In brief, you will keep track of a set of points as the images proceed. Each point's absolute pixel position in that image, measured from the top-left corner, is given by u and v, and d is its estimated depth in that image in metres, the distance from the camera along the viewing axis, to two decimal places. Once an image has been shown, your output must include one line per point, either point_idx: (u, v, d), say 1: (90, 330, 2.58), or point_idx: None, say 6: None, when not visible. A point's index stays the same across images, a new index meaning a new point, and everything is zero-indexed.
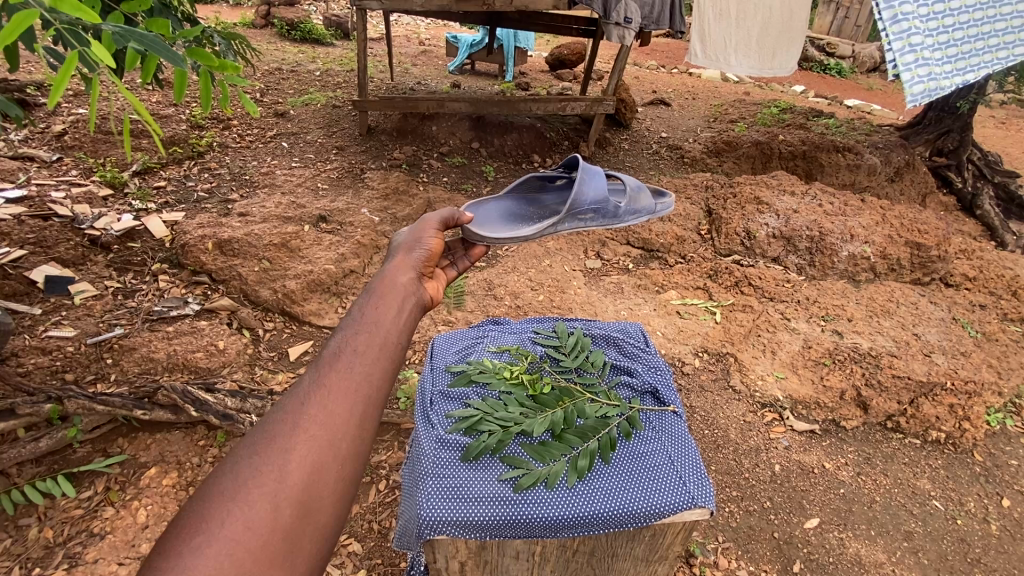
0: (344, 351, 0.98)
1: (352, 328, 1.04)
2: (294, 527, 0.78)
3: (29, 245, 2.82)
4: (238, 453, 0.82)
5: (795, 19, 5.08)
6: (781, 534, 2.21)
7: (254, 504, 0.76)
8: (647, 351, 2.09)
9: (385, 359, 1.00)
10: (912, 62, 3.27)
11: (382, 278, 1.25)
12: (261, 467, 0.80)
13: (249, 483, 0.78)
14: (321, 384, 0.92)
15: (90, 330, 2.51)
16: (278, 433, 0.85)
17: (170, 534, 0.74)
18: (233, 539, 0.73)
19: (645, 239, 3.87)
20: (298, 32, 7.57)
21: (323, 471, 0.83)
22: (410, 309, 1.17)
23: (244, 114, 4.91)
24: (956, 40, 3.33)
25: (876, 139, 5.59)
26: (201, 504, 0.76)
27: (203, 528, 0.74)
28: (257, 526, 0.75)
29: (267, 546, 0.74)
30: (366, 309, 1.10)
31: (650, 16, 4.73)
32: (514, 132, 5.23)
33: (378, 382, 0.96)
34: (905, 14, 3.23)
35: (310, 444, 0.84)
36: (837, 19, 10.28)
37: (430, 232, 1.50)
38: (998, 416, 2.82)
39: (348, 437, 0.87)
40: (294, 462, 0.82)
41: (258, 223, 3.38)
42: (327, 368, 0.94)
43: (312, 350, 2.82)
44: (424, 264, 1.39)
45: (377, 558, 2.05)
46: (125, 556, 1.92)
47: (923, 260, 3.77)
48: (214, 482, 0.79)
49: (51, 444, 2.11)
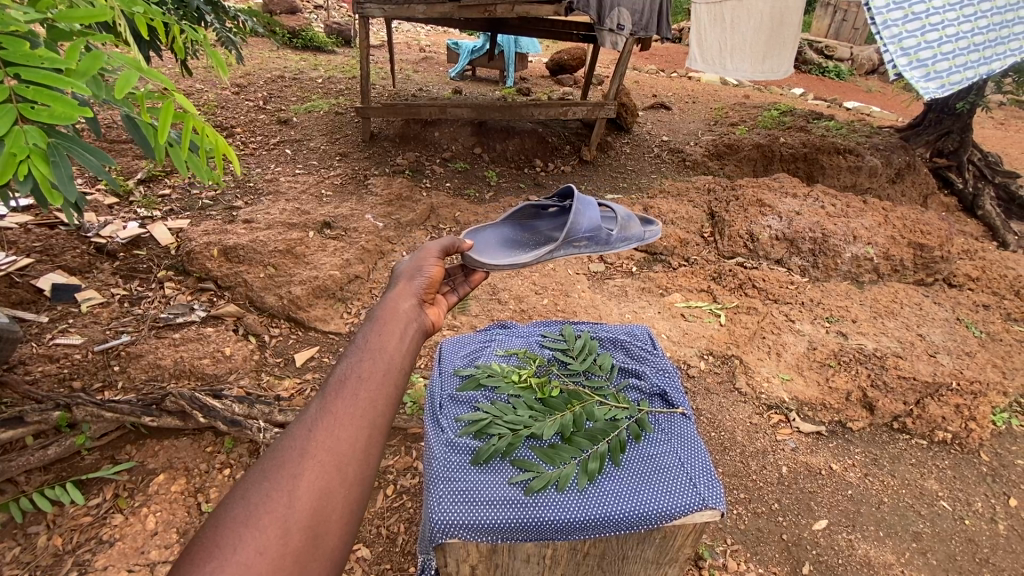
0: (350, 377, 0.99)
1: (358, 355, 1.05)
2: (303, 552, 0.78)
3: (36, 254, 2.85)
4: (248, 480, 0.83)
5: (785, 23, 5.16)
6: (790, 536, 2.21)
7: (266, 528, 0.77)
8: (655, 353, 2.09)
9: (389, 384, 1.01)
10: (906, 65, 3.45)
11: (385, 304, 1.27)
12: (271, 492, 0.81)
13: (259, 509, 0.79)
14: (327, 410, 0.92)
15: (97, 338, 2.52)
16: (287, 458, 0.86)
17: (183, 558, 0.74)
18: (245, 564, 0.74)
19: (648, 243, 3.90)
20: (300, 40, 7.63)
21: (330, 496, 0.84)
22: (413, 334, 1.18)
23: (247, 123, 4.95)
24: (949, 37, 3.40)
25: (877, 141, 5.59)
26: (213, 528, 0.77)
27: (215, 553, 0.74)
28: (267, 550, 0.76)
29: (278, 570, 0.75)
30: (371, 335, 1.11)
31: (638, 23, 4.64)
32: (516, 137, 5.26)
33: (384, 407, 0.97)
34: (894, 21, 3.48)
35: (318, 470, 0.85)
36: (835, 22, 10.31)
37: (433, 257, 1.50)
38: (1005, 416, 2.80)
39: (354, 462, 0.88)
40: (303, 488, 0.82)
41: (263, 229, 3.40)
42: (335, 395, 0.95)
43: (318, 357, 2.82)
44: (425, 291, 1.40)
45: (385, 563, 2.05)
46: (135, 563, 1.92)
47: (926, 261, 3.78)
48: (224, 506, 0.80)
49: (60, 452, 2.10)
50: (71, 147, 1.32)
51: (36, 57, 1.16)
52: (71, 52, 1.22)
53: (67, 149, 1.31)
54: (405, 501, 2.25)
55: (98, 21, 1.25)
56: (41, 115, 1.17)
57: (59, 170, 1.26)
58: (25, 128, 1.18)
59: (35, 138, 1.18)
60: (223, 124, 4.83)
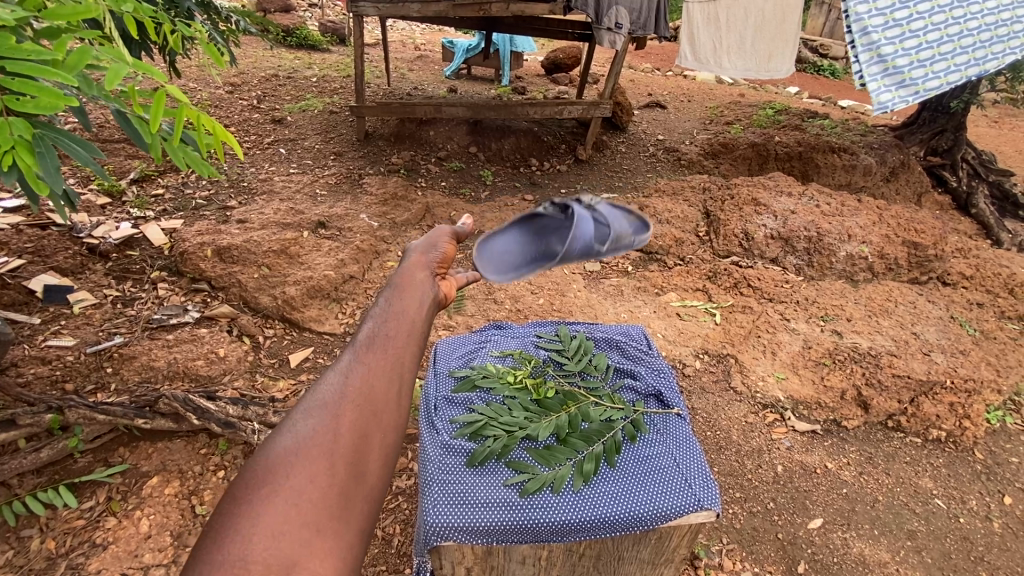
0: (379, 332, 1.04)
1: (384, 314, 1.09)
2: (349, 483, 0.82)
3: (27, 255, 2.83)
4: (291, 421, 0.87)
5: (787, 21, 5.05)
6: (785, 535, 2.21)
7: (312, 461, 0.81)
8: (651, 353, 2.09)
9: (415, 340, 1.05)
10: (879, 73, 3.47)
11: (404, 271, 1.31)
12: (315, 430, 0.85)
13: (306, 446, 0.83)
14: (360, 362, 0.97)
15: (89, 339, 2.50)
16: (326, 402, 0.90)
17: (236, 490, 0.78)
18: (297, 493, 0.78)
19: (644, 242, 3.91)
20: (295, 39, 7.59)
21: (370, 436, 0.88)
22: (434, 298, 1.23)
23: (241, 122, 4.92)
24: (929, 43, 3.40)
25: (871, 140, 5.60)
26: (262, 464, 0.81)
27: (267, 483, 0.78)
28: (316, 480, 0.80)
29: (327, 500, 0.79)
30: (394, 297, 1.16)
31: (637, 22, 4.66)
32: (512, 136, 5.25)
33: (412, 359, 1.01)
34: (873, 28, 3.47)
35: (356, 413, 0.89)
36: (830, 21, 10.32)
37: (446, 232, 1.54)
38: (998, 414, 2.82)
39: (388, 407, 0.92)
40: (343, 429, 0.87)
41: (257, 230, 3.38)
42: (366, 349, 1.00)
43: (312, 358, 2.81)
44: (442, 262, 1.43)
45: (380, 565, 2.04)
46: (128, 567, 1.91)
47: (920, 260, 3.79)
48: (270, 446, 0.83)
49: (52, 454, 2.08)
50: (60, 139, 1.30)
51: (20, 49, 1.13)
52: (59, 46, 1.21)
53: (54, 140, 1.29)
54: (400, 502, 2.24)
55: (86, 16, 1.24)
56: (26, 106, 1.16)
57: (44, 160, 1.25)
58: (11, 119, 1.18)
59: (21, 130, 1.18)
60: (216, 123, 4.80)
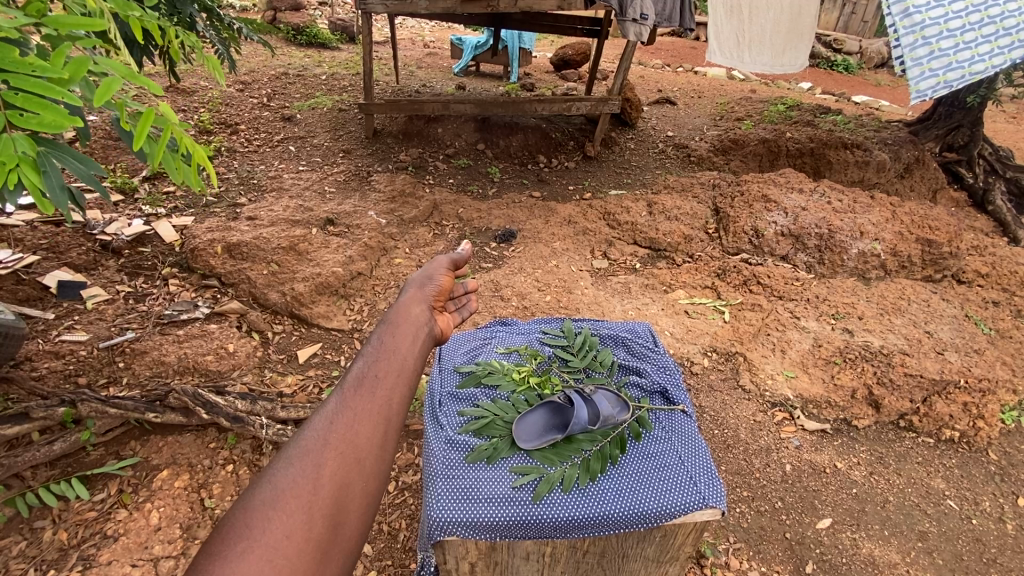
0: (367, 377, 1.13)
1: (373, 357, 1.19)
2: (326, 535, 0.88)
3: (41, 251, 2.86)
4: (274, 469, 0.94)
5: (803, 15, 5.08)
6: (793, 535, 2.19)
7: (293, 512, 0.87)
8: (657, 351, 2.08)
9: (402, 383, 1.15)
10: (924, 55, 3.24)
11: (398, 309, 1.41)
12: (298, 479, 0.92)
13: (287, 496, 0.89)
14: (346, 408, 1.06)
15: (101, 334, 2.53)
16: (310, 450, 0.97)
17: (215, 539, 0.82)
18: (274, 546, 0.83)
19: (652, 239, 3.90)
20: (305, 37, 7.64)
21: (350, 485, 0.95)
22: (423, 337, 1.34)
23: (251, 119, 4.97)
24: (990, 18, 3.21)
25: (886, 135, 5.50)
26: (244, 511, 0.86)
27: (246, 534, 0.83)
28: (293, 533, 0.85)
29: (303, 552, 0.84)
30: (384, 339, 1.26)
31: (661, 13, 4.66)
32: (520, 132, 5.24)
33: (396, 405, 1.10)
34: (916, 8, 3.28)
35: (338, 462, 0.97)
36: (844, 15, 10.14)
37: (442, 269, 1.65)
38: (1014, 414, 2.77)
39: (370, 456, 1.00)
40: (326, 477, 0.94)
41: (267, 227, 3.41)
42: (352, 395, 1.09)
43: (320, 354, 2.84)
44: (436, 298, 1.54)
45: (386, 559, 2.06)
46: (138, 559, 1.93)
47: (934, 257, 3.72)
48: (253, 493, 0.89)
49: (65, 447, 2.12)
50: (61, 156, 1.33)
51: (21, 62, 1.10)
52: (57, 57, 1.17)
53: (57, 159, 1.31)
54: (406, 498, 2.25)
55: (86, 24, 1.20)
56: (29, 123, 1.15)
57: (50, 179, 1.27)
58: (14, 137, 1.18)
59: (24, 146, 1.18)
60: (227, 121, 4.84)
